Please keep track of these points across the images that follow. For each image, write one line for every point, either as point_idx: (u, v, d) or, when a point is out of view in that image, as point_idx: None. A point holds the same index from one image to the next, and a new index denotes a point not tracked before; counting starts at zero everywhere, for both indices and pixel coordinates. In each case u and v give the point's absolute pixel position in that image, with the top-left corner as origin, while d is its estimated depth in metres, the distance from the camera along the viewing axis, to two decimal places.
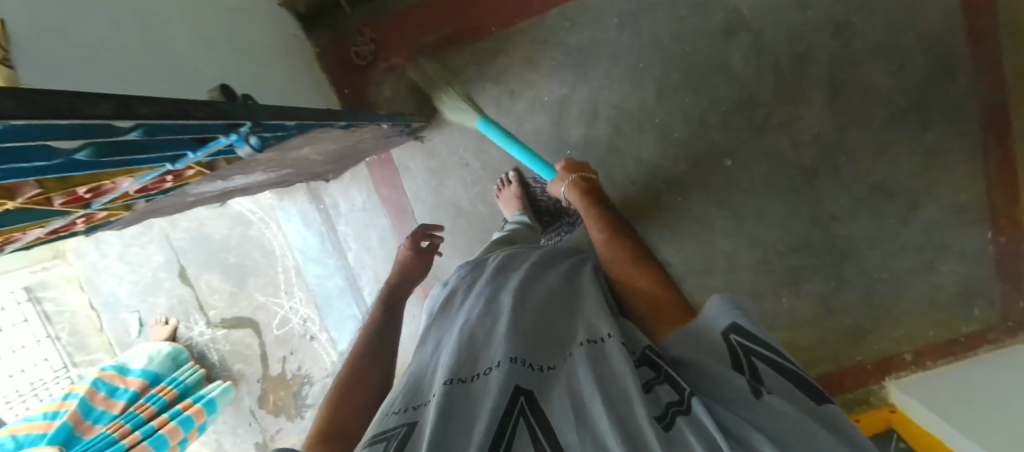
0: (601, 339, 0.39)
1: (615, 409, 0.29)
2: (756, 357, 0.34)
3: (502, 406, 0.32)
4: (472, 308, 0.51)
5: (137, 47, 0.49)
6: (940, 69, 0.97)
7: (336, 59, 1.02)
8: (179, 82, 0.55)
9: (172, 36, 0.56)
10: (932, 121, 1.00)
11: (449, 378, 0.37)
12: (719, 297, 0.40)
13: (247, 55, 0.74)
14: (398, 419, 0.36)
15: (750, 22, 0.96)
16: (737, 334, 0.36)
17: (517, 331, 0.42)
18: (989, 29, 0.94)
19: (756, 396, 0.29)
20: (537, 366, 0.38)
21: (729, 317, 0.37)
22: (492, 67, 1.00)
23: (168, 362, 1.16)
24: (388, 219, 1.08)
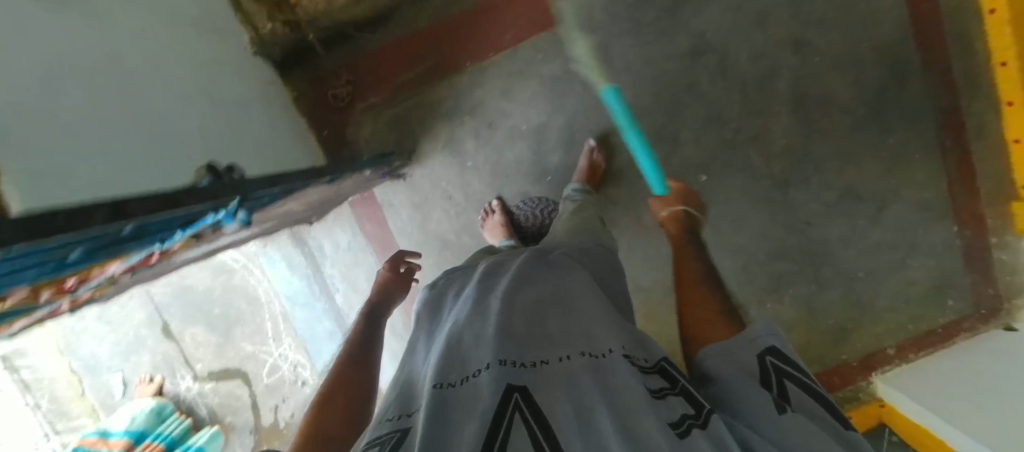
0: (603, 354, 0.39)
1: (620, 420, 0.30)
2: (787, 380, 0.38)
3: (496, 401, 0.32)
4: (460, 313, 0.51)
5: (121, 127, 0.49)
6: (894, 79, 1.02)
7: (312, 102, 1.01)
8: (165, 163, 0.55)
9: (153, 105, 0.56)
10: (890, 126, 1.05)
11: (437, 382, 0.37)
12: (764, 321, 0.43)
13: (235, 116, 0.75)
14: (390, 427, 0.35)
15: (714, 43, 1.00)
16: (772, 356, 0.40)
17: (506, 335, 0.42)
18: (934, 39, 1.00)
19: (778, 411, 0.33)
20: (528, 364, 0.39)
21: (766, 340, 0.41)
22: (469, 100, 1.00)
23: (153, 417, 1.12)
24: (375, 256, 1.07)
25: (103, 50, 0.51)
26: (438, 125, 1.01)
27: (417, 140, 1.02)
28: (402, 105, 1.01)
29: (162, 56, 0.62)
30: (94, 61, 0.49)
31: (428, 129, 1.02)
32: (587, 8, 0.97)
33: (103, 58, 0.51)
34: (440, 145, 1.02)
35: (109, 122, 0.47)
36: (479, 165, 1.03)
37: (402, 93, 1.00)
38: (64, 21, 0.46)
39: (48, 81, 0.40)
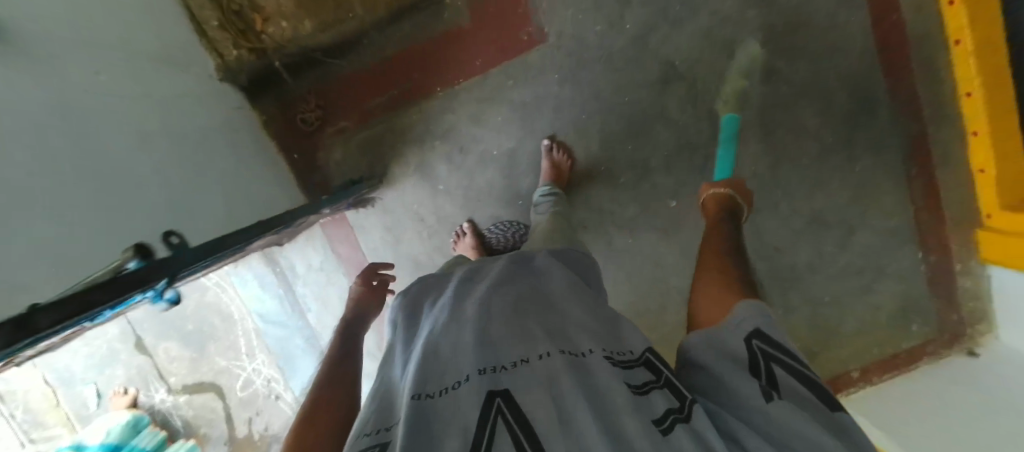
0: (583, 353, 0.40)
1: (601, 422, 0.31)
2: (774, 363, 0.35)
3: (478, 411, 0.32)
4: (436, 320, 0.50)
5: (77, 182, 0.47)
6: (862, 108, 1.03)
7: (281, 128, 1.01)
8: (120, 217, 0.53)
9: (112, 151, 0.54)
10: (858, 154, 1.06)
11: (417, 392, 0.36)
12: (748, 303, 0.40)
13: (196, 153, 0.73)
14: (371, 441, 0.34)
15: (684, 72, 1.00)
16: (760, 340, 0.36)
17: (484, 341, 0.42)
18: (903, 70, 1.00)
19: (766, 402, 0.32)
20: (508, 365, 0.38)
21: (754, 322, 0.37)
22: (440, 125, 1.01)
23: (128, 431, 1.09)
24: (347, 277, 1.09)
25: (59, 97, 0.48)
26: (409, 150, 1.02)
27: (388, 164, 1.03)
28: (372, 130, 1.01)
29: (121, 96, 0.60)
30: (55, 113, 0.47)
31: (400, 153, 1.02)
32: (558, 35, 0.98)
33: (62, 106, 0.48)
34: (412, 169, 1.03)
35: (65, 181, 0.46)
36: (451, 189, 1.03)
37: (373, 119, 1.01)
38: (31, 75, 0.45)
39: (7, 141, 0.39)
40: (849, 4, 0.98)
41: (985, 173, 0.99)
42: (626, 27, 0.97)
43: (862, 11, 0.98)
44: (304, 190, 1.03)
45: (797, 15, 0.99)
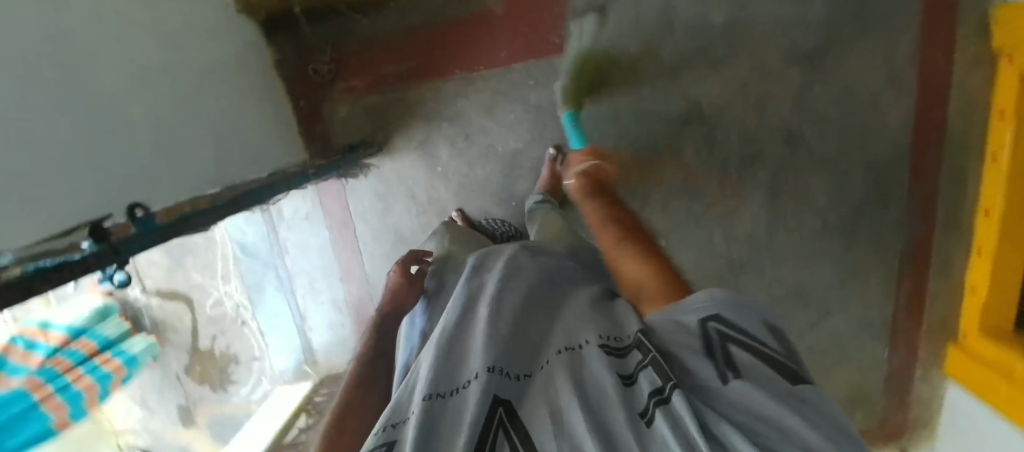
0: (579, 346, 0.39)
1: (593, 417, 0.29)
2: (732, 343, 0.36)
3: (478, 420, 0.31)
4: (449, 314, 0.48)
5: (67, 114, 0.47)
6: (878, 197, 1.00)
7: (292, 72, 1.01)
8: (111, 160, 0.54)
9: (104, 81, 0.54)
10: (858, 241, 1.04)
11: (428, 392, 0.35)
12: (704, 291, 0.41)
13: (194, 93, 0.73)
14: (377, 439, 0.33)
15: (707, 115, 0.97)
16: (716, 321, 0.38)
17: (494, 337, 0.40)
18: (933, 169, 0.96)
19: (722, 384, 0.32)
20: (514, 375, 0.37)
21: (710, 306, 0.39)
22: (451, 107, 0.99)
23: (95, 317, 1.25)
24: (330, 231, 1.11)
25: (56, 19, 0.47)
26: (414, 124, 1.01)
27: (391, 133, 1.02)
28: (383, 95, 1.00)
29: (122, 22, 0.59)
30: (46, 38, 0.45)
31: (406, 124, 1.01)
32: (590, 46, 0.94)
33: (57, 26, 0.48)
34: (413, 144, 1.02)
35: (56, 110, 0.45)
36: (448, 173, 1.03)
37: (386, 84, 0.99)
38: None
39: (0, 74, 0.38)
40: (897, 88, 0.93)
41: (975, 294, 0.96)
42: (661, 55, 0.94)
43: (908, 99, 0.93)
44: (305, 140, 1.03)
45: (838, 88, 0.94)
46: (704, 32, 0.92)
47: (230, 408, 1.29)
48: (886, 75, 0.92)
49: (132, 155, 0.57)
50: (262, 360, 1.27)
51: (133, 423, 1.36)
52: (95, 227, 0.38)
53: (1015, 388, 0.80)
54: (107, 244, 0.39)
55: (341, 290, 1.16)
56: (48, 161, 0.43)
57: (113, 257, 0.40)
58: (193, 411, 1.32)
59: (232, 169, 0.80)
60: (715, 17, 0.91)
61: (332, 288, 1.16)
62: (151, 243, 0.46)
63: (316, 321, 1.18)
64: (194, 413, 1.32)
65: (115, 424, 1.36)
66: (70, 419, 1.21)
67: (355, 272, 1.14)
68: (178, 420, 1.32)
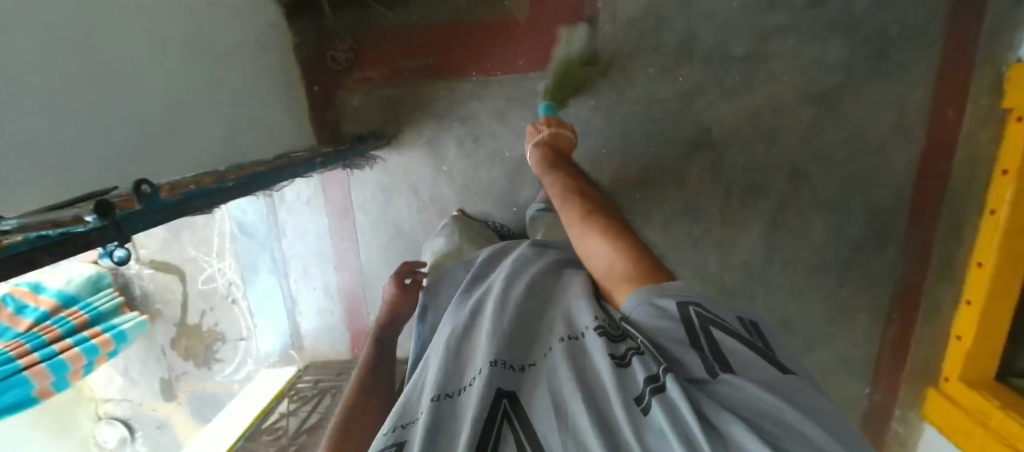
0: (580, 335, 0.40)
1: (596, 411, 0.31)
2: (715, 328, 0.37)
3: (484, 418, 0.33)
4: (457, 314, 0.49)
5: (81, 82, 0.46)
6: (874, 239, 1.02)
7: (308, 55, 1.00)
8: (120, 134, 0.53)
9: (122, 53, 0.53)
10: (850, 281, 1.06)
11: (436, 393, 0.37)
12: (670, 283, 0.43)
13: (210, 73, 0.72)
14: (386, 439, 0.35)
15: (716, 142, 0.98)
16: (695, 306, 0.39)
17: (499, 333, 0.42)
18: (931, 217, 0.98)
19: (710, 377, 0.32)
20: (517, 367, 0.38)
21: (685, 293, 0.41)
22: (464, 108, 0.99)
23: (88, 285, 1.26)
24: (330, 219, 1.11)
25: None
26: (425, 121, 1.01)
27: (401, 127, 1.02)
28: (397, 88, 1.00)
29: None
30: (70, 7, 0.45)
31: (417, 120, 1.01)
32: (608, 63, 0.95)
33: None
34: (422, 140, 1.02)
35: (74, 80, 0.45)
36: (453, 173, 1.03)
37: (401, 78, 0.99)
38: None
39: (19, 39, 0.38)
40: (904, 135, 0.94)
41: (960, 341, 0.96)
42: (678, 78, 0.94)
43: (914, 147, 0.95)
44: (315, 126, 1.03)
45: (848, 128, 0.95)
46: (722, 60, 0.93)
47: (212, 385, 1.31)
48: (896, 121, 0.94)
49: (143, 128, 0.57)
50: (248, 341, 1.27)
51: (114, 394, 1.42)
52: (102, 202, 0.36)
53: (991, 437, 0.84)
54: (111, 220, 0.38)
55: (334, 277, 1.15)
56: (54, 130, 0.42)
57: (116, 233, 0.39)
58: (175, 384, 1.34)
59: (241, 149, 0.80)
60: (735, 47, 0.92)
61: (325, 275, 1.15)
62: (152, 223, 0.46)
63: (307, 307, 1.18)
64: (176, 387, 1.35)
65: (96, 392, 1.42)
66: (53, 388, 1.20)
67: (350, 261, 1.13)
68: (160, 393, 1.36)
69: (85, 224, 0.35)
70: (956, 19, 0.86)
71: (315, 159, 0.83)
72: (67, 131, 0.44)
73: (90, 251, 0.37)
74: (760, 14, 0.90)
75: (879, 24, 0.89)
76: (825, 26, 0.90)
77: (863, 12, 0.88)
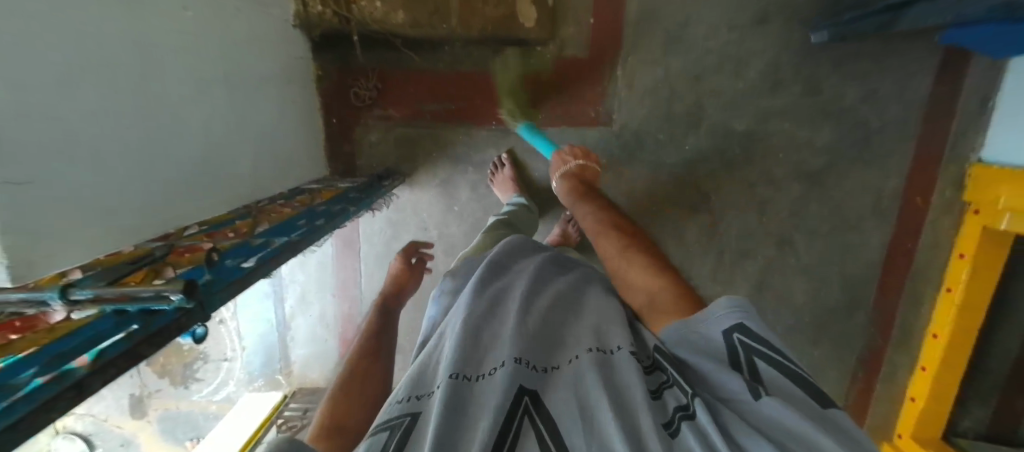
0: (611, 350, 0.41)
1: (624, 420, 0.33)
2: (758, 358, 0.38)
3: (507, 402, 0.35)
4: (477, 295, 0.51)
5: (121, 130, 0.46)
6: (846, 307, 1.11)
7: (331, 89, 1.00)
8: (159, 183, 0.53)
9: (168, 98, 0.54)
10: (821, 342, 1.15)
11: (454, 371, 0.39)
12: (726, 296, 0.42)
13: (244, 111, 0.73)
14: (400, 409, 0.38)
15: (713, 207, 1.05)
16: (736, 329, 0.40)
17: (523, 334, 0.44)
18: (897, 290, 1.08)
19: (756, 400, 0.34)
20: (539, 367, 0.40)
21: (733, 316, 0.41)
22: (481, 154, 1.02)
23: None
24: (335, 249, 1.13)
25: (137, 33, 0.48)
26: (441, 162, 1.03)
27: (416, 166, 1.04)
28: (417, 129, 1.02)
29: (192, 35, 0.59)
30: (116, 70, 0.45)
31: (433, 160, 1.03)
32: (621, 125, 1.00)
33: (136, 48, 0.48)
34: (437, 180, 1.04)
35: (116, 138, 0.45)
36: (464, 213, 1.06)
37: (422, 119, 1.01)
38: (103, 14, 0.43)
39: (59, 100, 0.37)
40: (880, 216, 1.04)
41: (914, 401, 1.07)
42: (684, 147, 1.01)
43: (887, 227, 1.04)
44: (329, 156, 1.04)
45: (832, 206, 1.04)
46: (725, 134, 1.00)
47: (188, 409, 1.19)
48: (873, 204, 1.03)
49: (184, 174, 0.58)
50: (234, 361, 1.20)
51: None
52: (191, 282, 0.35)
53: None
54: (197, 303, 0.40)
55: (331, 306, 1.17)
56: (98, 190, 0.43)
57: (200, 313, 0.41)
58: None
59: (262, 186, 0.80)
60: (738, 124, 0.99)
61: (323, 303, 1.18)
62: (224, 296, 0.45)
63: (300, 334, 1.20)
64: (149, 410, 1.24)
65: None
66: None
67: (349, 290, 1.15)
68: None
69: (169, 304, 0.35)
70: (928, 120, 0.97)
71: (350, 208, 0.81)
72: (111, 186, 0.45)
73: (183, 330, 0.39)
74: (763, 97, 0.98)
75: (865, 116, 0.98)
76: (818, 113, 0.98)
77: (851, 105, 0.98)
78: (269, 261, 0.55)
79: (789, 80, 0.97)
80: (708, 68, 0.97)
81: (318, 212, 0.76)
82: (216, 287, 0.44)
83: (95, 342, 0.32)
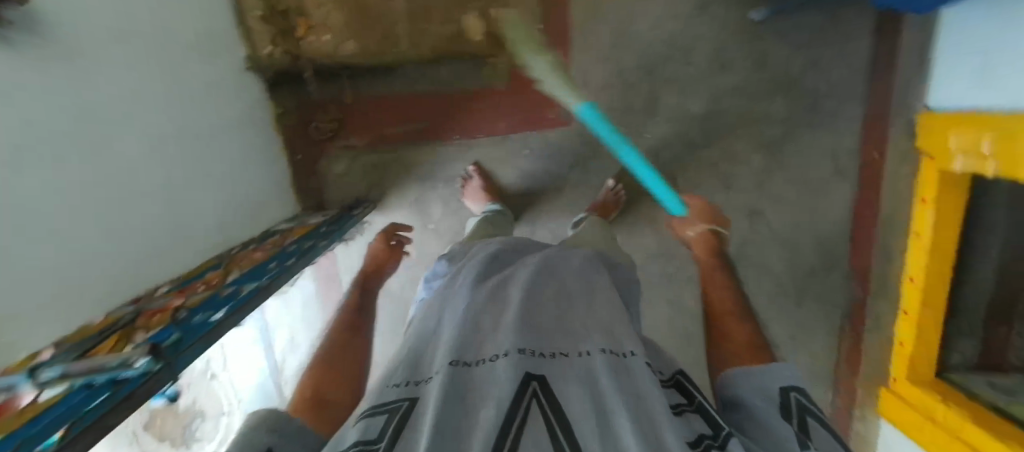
0: (625, 353, 0.45)
1: (638, 425, 0.33)
2: (810, 416, 0.46)
3: (515, 388, 0.36)
4: (477, 291, 0.56)
5: (73, 201, 0.46)
6: (823, 265, 1.15)
7: (290, 127, 1.01)
8: (109, 245, 0.51)
9: (122, 159, 0.54)
10: (805, 302, 1.18)
11: (455, 359, 0.41)
12: (785, 363, 0.52)
13: (200, 160, 0.72)
14: (399, 393, 0.41)
15: (682, 189, 1.07)
16: (797, 390, 0.49)
17: (528, 323, 0.47)
18: (868, 243, 1.11)
19: (801, 448, 0.40)
20: (546, 354, 0.42)
21: (788, 380, 0.50)
22: (448, 170, 1.04)
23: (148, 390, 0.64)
24: (316, 285, 1.16)
25: (79, 99, 0.48)
26: (410, 182, 1.04)
27: (385, 191, 1.04)
28: (380, 154, 1.02)
29: (139, 92, 0.59)
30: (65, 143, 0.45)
31: (401, 183, 1.04)
32: (582, 123, 1.02)
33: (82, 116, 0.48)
34: (408, 201, 1.05)
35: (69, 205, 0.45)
36: (440, 230, 1.06)
37: (385, 143, 1.02)
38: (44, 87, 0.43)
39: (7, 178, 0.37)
40: (841, 175, 1.07)
41: (903, 346, 1.09)
42: (645, 135, 1.03)
43: (848, 185, 1.08)
44: (298, 193, 1.04)
45: (794, 171, 1.07)
46: (683, 117, 1.03)
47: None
48: (832, 164, 1.07)
49: (139, 232, 0.56)
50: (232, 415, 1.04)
51: None
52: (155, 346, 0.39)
53: (938, 429, 0.96)
54: (164, 358, 0.40)
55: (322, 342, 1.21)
56: (47, 256, 0.42)
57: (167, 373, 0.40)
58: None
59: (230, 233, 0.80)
60: (693, 106, 1.02)
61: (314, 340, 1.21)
62: (197, 349, 0.46)
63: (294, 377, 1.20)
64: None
65: None
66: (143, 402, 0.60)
67: None
68: None
69: (135, 367, 0.37)
70: (872, 78, 1.01)
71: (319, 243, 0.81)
72: (61, 257, 0.43)
73: (153, 396, 0.38)
74: (713, 77, 1.01)
75: (812, 83, 1.02)
76: (767, 86, 1.01)
77: (797, 73, 1.01)
78: (237, 311, 0.54)
79: (736, 57, 1.00)
80: (657, 56, 0.99)
81: (287, 253, 0.75)
82: (182, 348, 0.43)
83: (77, 410, 0.31)
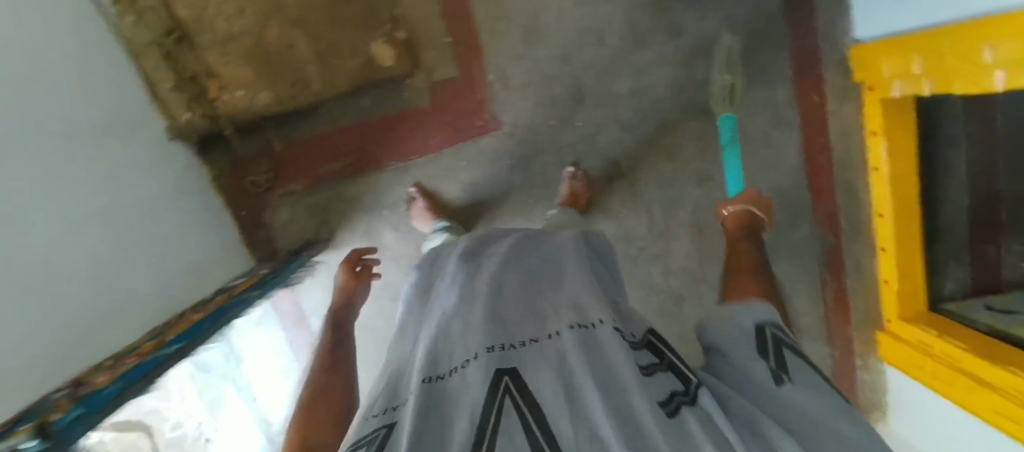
0: (592, 324, 0.43)
1: (610, 399, 0.31)
2: (785, 347, 0.44)
3: (488, 389, 0.33)
4: (449, 297, 0.55)
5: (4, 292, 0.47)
6: (787, 217, 1.13)
7: (230, 186, 1.03)
8: (43, 325, 0.51)
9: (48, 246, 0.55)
10: (778, 256, 1.16)
11: (427, 375, 0.39)
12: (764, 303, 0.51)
13: (134, 232, 0.73)
14: (378, 421, 0.37)
15: (626, 170, 1.07)
16: (772, 325, 0.48)
17: (491, 320, 0.46)
18: (828, 187, 1.08)
19: (778, 386, 0.39)
20: (516, 345, 0.41)
21: (762, 318, 0.49)
22: (390, 196, 1.04)
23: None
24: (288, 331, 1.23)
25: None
26: (356, 216, 1.05)
27: (334, 228, 1.05)
28: (321, 196, 1.05)
29: (54, 180, 0.60)
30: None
31: (347, 219, 1.05)
32: (512, 125, 1.02)
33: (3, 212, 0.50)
34: (358, 234, 1.05)
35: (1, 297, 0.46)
36: (397, 256, 1.07)
37: (323, 185, 1.04)
38: None
39: None
40: (783, 125, 1.06)
41: (887, 284, 1.02)
42: (577, 124, 1.03)
43: (793, 133, 1.07)
44: (250, 248, 1.06)
45: None
46: (611, 99, 1.02)
47: None
48: (772, 115, 1.07)
49: (71, 311, 0.56)
50: None
51: None
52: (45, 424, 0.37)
53: (939, 365, 0.87)
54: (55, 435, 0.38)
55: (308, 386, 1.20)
56: None
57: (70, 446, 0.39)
58: None
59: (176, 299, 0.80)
60: (619, 86, 1.02)
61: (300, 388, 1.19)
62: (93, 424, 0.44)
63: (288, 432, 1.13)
64: None
65: None
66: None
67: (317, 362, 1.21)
68: None
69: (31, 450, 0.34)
70: (791, 23, 1.00)
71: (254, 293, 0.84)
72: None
73: None
74: (632, 54, 1.00)
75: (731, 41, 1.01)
76: (688, 51, 1.00)
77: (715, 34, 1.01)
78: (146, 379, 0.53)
79: (649, 31, 0.99)
80: (571, 45, 0.99)
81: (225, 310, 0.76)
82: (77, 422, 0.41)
83: None
